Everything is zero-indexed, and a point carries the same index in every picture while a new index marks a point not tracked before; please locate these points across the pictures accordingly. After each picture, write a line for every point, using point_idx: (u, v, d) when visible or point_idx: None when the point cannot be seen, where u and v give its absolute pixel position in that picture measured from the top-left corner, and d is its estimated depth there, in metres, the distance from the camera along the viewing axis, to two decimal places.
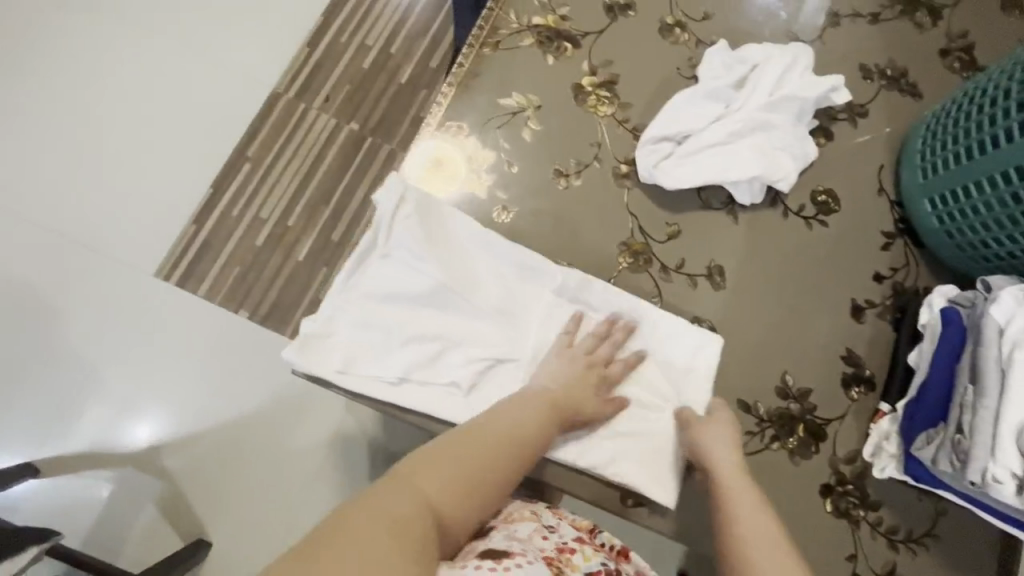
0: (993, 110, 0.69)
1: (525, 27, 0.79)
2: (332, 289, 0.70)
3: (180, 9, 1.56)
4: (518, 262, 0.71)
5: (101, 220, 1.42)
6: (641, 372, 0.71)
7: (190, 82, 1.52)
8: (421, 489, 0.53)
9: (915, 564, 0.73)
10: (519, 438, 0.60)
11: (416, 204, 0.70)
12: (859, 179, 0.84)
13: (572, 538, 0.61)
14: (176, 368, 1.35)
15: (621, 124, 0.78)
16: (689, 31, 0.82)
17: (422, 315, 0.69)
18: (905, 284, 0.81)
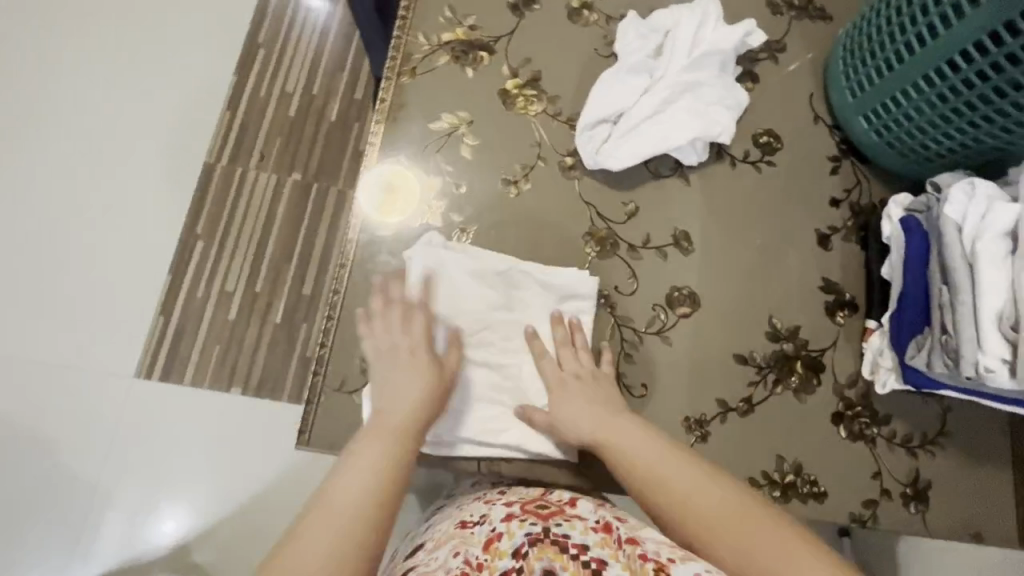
0: (901, 19, 0.71)
1: (437, 46, 0.79)
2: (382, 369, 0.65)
3: (90, 104, 1.51)
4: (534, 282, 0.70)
5: (65, 336, 1.38)
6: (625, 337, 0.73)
7: (120, 174, 1.48)
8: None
9: (935, 464, 0.75)
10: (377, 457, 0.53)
11: (450, 247, 0.70)
12: (794, 112, 0.86)
13: (500, 519, 0.56)
14: (183, 464, 1.32)
15: (554, 117, 0.78)
16: (596, 10, 0.82)
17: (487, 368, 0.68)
18: (861, 202, 0.83)
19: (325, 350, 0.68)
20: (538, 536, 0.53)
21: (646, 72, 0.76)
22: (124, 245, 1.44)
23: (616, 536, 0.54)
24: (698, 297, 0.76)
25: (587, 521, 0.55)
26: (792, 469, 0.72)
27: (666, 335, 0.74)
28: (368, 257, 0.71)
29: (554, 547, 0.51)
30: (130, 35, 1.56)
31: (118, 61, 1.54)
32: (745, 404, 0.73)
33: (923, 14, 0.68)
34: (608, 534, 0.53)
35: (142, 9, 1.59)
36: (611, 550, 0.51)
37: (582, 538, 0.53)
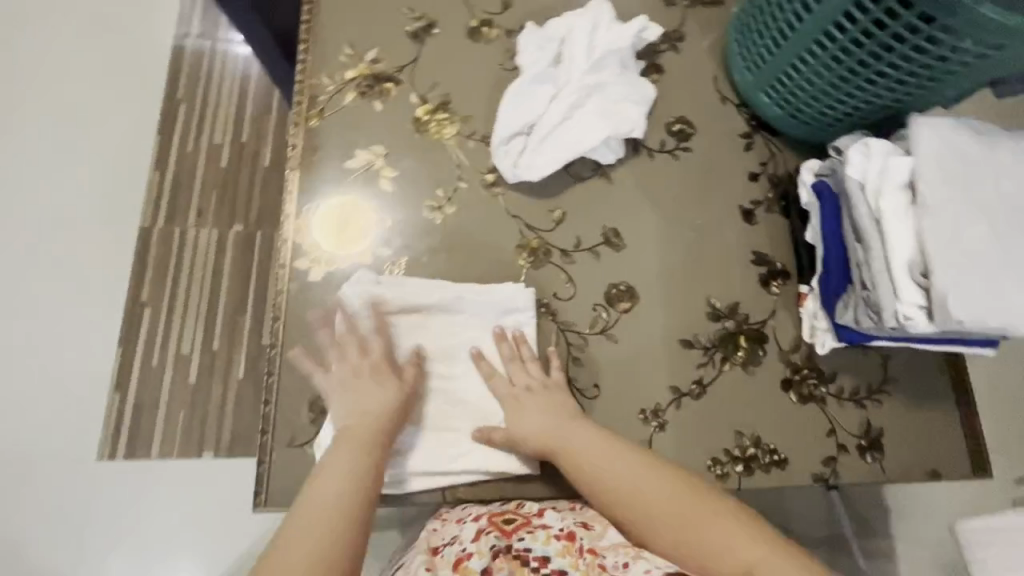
0: None
1: (342, 84, 0.79)
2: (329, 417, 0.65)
3: (10, 187, 1.46)
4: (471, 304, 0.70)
5: (17, 430, 1.32)
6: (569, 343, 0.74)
7: (52, 253, 1.43)
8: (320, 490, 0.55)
9: (885, 412, 0.78)
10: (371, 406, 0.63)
11: (380, 282, 0.69)
12: (702, 96, 0.88)
13: (470, 539, 0.61)
14: (161, 540, 1.27)
15: (470, 137, 0.79)
16: (496, 27, 0.84)
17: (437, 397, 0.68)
18: (778, 173, 0.86)
19: (270, 408, 0.66)
20: (504, 549, 0.60)
21: (551, 80, 0.77)
22: (66, 326, 1.38)
23: (578, 544, 0.61)
24: (636, 290, 0.78)
25: (551, 529, 0.62)
26: (752, 441, 0.74)
27: (610, 333, 0.75)
28: (302, 306, 0.70)
29: (517, 561, 0.60)
30: (41, 110, 1.52)
31: (33, 139, 1.49)
32: (697, 387, 0.75)
33: None
34: (569, 542, 0.61)
35: (50, 81, 1.54)
36: (570, 559, 0.59)
37: (543, 550, 0.60)
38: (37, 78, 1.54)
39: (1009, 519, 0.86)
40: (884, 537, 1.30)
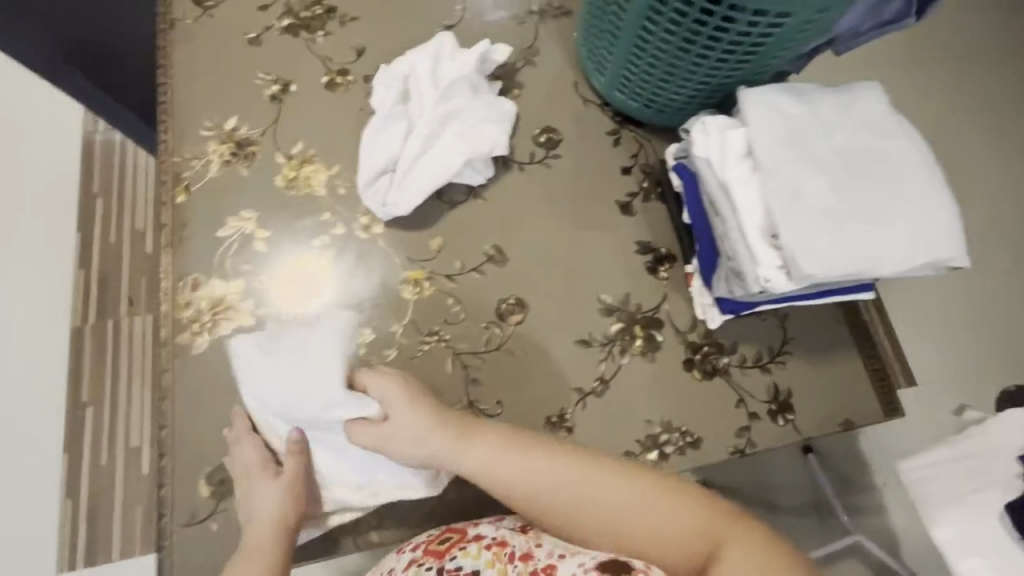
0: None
1: (206, 158, 0.80)
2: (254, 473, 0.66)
3: None
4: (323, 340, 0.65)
5: None
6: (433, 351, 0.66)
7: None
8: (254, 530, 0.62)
9: (790, 373, 0.79)
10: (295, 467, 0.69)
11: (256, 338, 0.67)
12: (564, 103, 0.91)
13: (403, 567, 0.60)
14: None
15: (340, 185, 0.81)
16: (352, 74, 0.87)
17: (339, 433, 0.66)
18: (650, 162, 0.89)
19: (166, 489, 0.65)
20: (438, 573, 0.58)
21: (403, 116, 0.78)
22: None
23: (510, 550, 0.59)
24: (525, 301, 0.79)
25: (483, 540, 0.60)
26: (663, 427, 0.75)
27: (506, 347, 0.76)
28: (188, 381, 0.69)
29: None
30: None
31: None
32: (600, 385, 0.76)
33: None
34: (500, 547, 0.59)
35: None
36: (501, 568, 0.57)
37: (474, 563, 0.58)
38: None
39: (936, 452, 0.86)
40: (861, 492, 1.30)
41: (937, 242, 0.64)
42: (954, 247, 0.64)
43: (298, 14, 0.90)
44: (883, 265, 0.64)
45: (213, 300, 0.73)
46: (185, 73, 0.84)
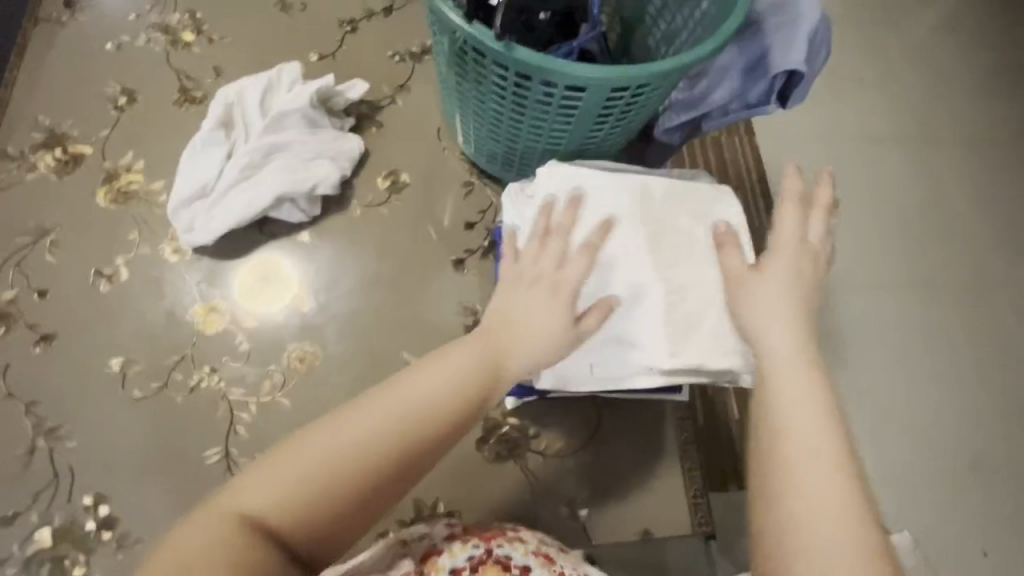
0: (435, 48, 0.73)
1: (29, 158, 0.78)
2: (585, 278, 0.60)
3: None
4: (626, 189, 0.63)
5: None
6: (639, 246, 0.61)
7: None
8: (318, 448, 0.41)
9: (592, 470, 0.73)
10: (407, 415, 0.43)
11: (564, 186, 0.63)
12: (422, 147, 0.87)
13: (442, 537, 0.52)
14: None
15: (156, 203, 0.78)
16: (204, 92, 0.86)
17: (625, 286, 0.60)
18: (496, 221, 0.84)
19: None
20: (482, 557, 0.50)
21: (222, 142, 0.76)
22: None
23: (556, 564, 0.52)
24: (320, 351, 0.74)
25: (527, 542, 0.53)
26: (432, 509, 0.70)
27: (283, 397, 0.71)
28: None
29: (498, 566, 0.50)
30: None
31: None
32: None
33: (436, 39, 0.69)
34: (549, 559, 0.52)
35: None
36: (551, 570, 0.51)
37: (524, 560, 0.51)
38: None
39: None
40: None
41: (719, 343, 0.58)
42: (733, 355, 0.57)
43: (169, 27, 0.89)
44: (700, 326, 0.59)
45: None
46: (37, 74, 0.83)
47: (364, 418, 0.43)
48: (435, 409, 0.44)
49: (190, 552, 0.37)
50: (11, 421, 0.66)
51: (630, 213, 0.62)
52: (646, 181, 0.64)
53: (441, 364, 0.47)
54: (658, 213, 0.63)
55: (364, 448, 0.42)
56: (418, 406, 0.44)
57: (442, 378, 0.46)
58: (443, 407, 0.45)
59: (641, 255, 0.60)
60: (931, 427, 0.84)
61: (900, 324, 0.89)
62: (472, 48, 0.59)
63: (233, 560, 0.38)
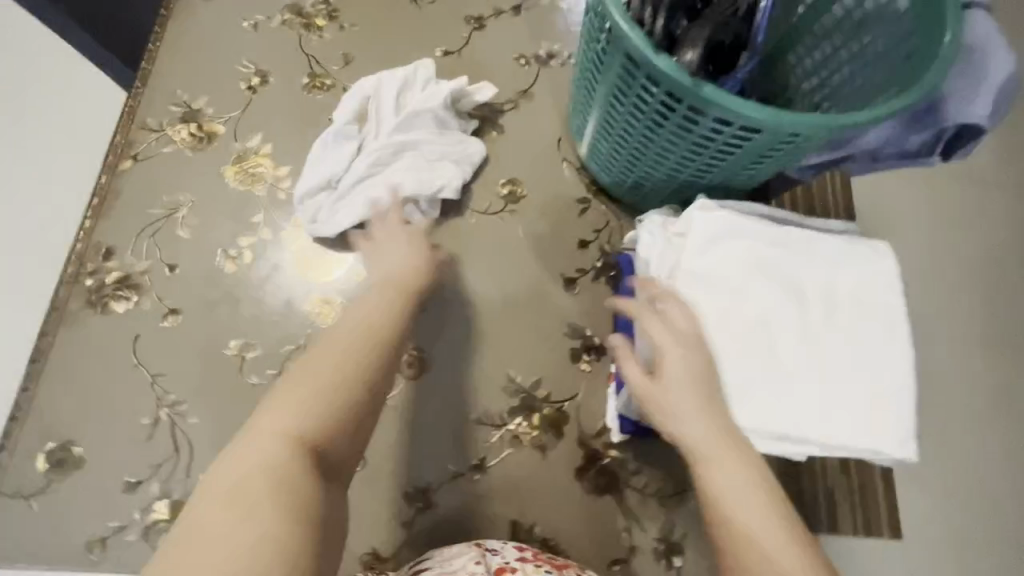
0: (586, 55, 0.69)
1: (165, 131, 0.80)
2: (728, 332, 0.57)
3: None
4: (780, 241, 0.59)
5: None
6: (789, 305, 0.58)
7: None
8: (310, 375, 0.44)
9: (693, 515, 0.70)
10: (355, 335, 0.48)
11: (718, 227, 0.59)
12: (541, 157, 0.85)
13: (515, 557, 0.55)
14: None
15: (281, 189, 0.79)
16: (333, 80, 0.86)
17: (772, 347, 0.57)
18: (611, 243, 0.81)
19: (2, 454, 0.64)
20: None
21: (354, 137, 0.76)
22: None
23: None
24: (428, 356, 0.74)
25: None
26: (527, 532, 0.69)
27: (390, 400, 0.72)
28: (65, 349, 0.69)
29: None
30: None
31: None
32: (480, 467, 0.71)
33: (592, 51, 0.66)
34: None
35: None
36: None
37: None
38: None
39: None
40: None
41: (886, 413, 0.55)
42: (901, 434, 0.55)
43: (302, 10, 0.89)
44: (841, 401, 0.56)
45: (120, 276, 0.73)
46: (175, 46, 0.85)
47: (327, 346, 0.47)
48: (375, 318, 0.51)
49: (242, 476, 0.37)
50: (137, 390, 0.68)
51: (783, 269, 0.59)
52: (803, 236, 0.60)
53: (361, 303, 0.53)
54: (810, 270, 0.59)
55: (342, 374, 0.45)
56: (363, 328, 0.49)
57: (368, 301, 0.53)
58: (380, 315, 0.52)
59: (789, 315, 0.57)
60: (1007, 503, 0.86)
61: (990, 401, 0.89)
62: (644, 75, 0.56)
63: (274, 478, 0.38)
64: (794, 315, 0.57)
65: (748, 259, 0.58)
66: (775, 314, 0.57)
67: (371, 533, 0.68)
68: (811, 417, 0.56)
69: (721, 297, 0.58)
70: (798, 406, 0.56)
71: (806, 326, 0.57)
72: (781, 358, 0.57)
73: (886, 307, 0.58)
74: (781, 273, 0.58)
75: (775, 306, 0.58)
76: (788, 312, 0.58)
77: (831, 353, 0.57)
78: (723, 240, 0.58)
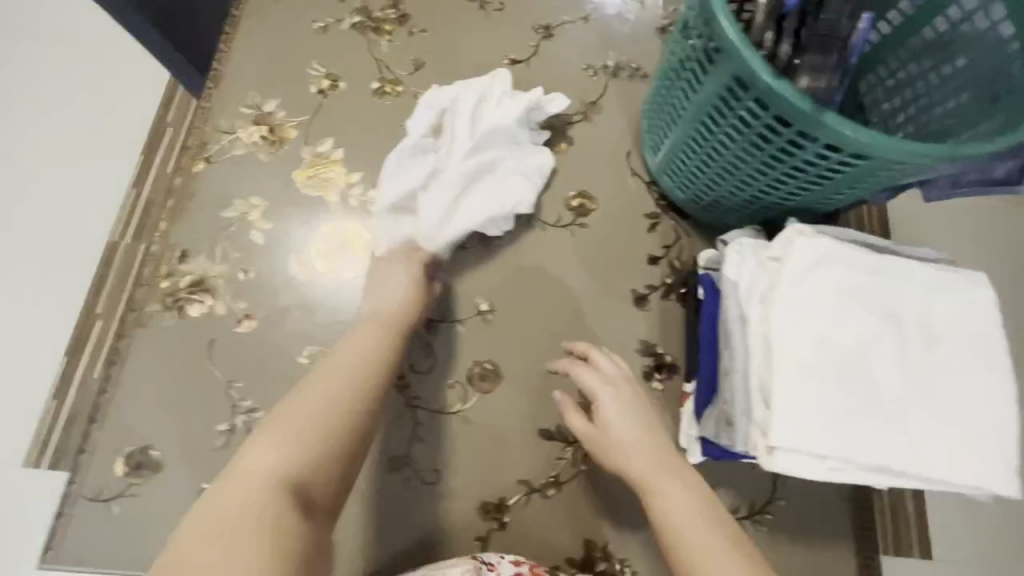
0: (676, 71, 0.69)
1: (237, 133, 0.79)
2: (828, 359, 0.56)
3: None
4: (878, 269, 0.58)
5: None
6: (888, 335, 0.57)
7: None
8: (289, 420, 0.49)
9: (766, 538, 0.70)
10: (341, 381, 0.54)
11: (818, 253, 0.58)
12: (611, 170, 0.84)
13: None
14: None
15: (354, 195, 0.78)
16: (403, 86, 0.85)
17: (873, 377, 0.56)
18: (681, 260, 0.81)
19: (83, 456, 0.64)
20: None
21: (431, 154, 0.75)
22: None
23: None
24: (500, 369, 0.74)
25: None
26: (601, 550, 0.69)
27: (464, 413, 0.72)
28: (143, 351, 0.69)
29: None
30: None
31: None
32: (553, 483, 0.71)
33: (687, 68, 0.65)
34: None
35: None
36: None
37: None
38: None
39: None
40: None
41: (987, 448, 0.54)
42: (1005, 470, 0.54)
43: (372, 13, 0.88)
44: (942, 435, 0.55)
45: (195, 279, 0.72)
46: (246, 47, 0.84)
47: (314, 395, 0.52)
48: (373, 357, 0.58)
49: (225, 511, 0.41)
50: (215, 396, 0.68)
51: (882, 298, 0.58)
52: (902, 264, 0.59)
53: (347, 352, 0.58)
54: (909, 300, 0.58)
55: (326, 414, 0.51)
56: (347, 375, 0.55)
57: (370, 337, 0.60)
58: (373, 356, 0.58)
59: (889, 345, 0.56)
60: None
61: None
62: (751, 99, 0.56)
63: (259, 505, 0.42)
64: (894, 345, 0.57)
65: (847, 286, 0.58)
66: (874, 343, 0.56)
67: (444, 544, 0.68)
68: (914, 451, 0.54)
69: (821, 327, 0.57)
70: (900, 440, 0.54)
71: (906, 357, 0.57)
72: (881, 388, 0.56)
73: (986, 340, 0.57)
74: (881, 301, 0.58)
75: (875, 337, 0.57)
76: (887, 342, 0.57)
77: (931, 385, 0.56)
78: (822, 266, 0.58)
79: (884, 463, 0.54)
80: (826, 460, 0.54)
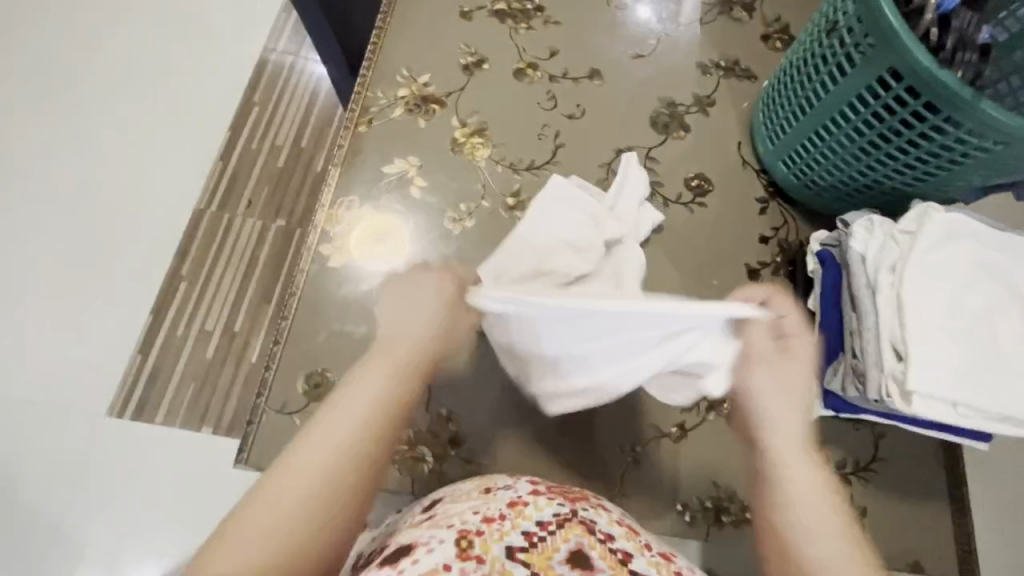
0: (810, 67, 0.77)
1: (394, 100, 0.88)
2: (955, 319, 0.64)
3: (76, 149, 1.55)
4: (998, 245, 0.67)
5: (24, 381, 1.35)
6: (1008, 303, 0.65)
7: (85, 211, 1.49)
8: (270, 494, 0.47)
9: (870, 492, 0.76)
10: (331, 453, 0.50)
11: (946, 228, 0.66)
12: (725, 157, 0.93)
13: (527, 491, 0.57)
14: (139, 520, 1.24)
15: (499, 162, 0.87)
16: (540, 69, 0.93)
17: (996, 337, 0.63)
18: (789, 240, 0.88)
19: (271, 373, 0.72)
20: (567, 516, 0.54)
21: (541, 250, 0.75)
22: (94, 279, 1.44)
23: (642, 540, 0.55)
24: None
25: (614, 513, 0.57)
26: (725, 494, 0.75)
27: None
28: (318, 285, 0.76)
29: (582, 527, 0.54)
30: (93, 78, 1.62)
31: (95, 107, 1.59)
32: (678, 430, 0.77)
33: (824, 64, 0.74)
34: (632, 532, 0.56)
35: (120, 57, 1.65)
36: (636, 543, 0.54)
37: (611, 528, 0.55)
38: (116, 61, 1.64)
39: None
40: None
41: None
42: None
43: (511, 3, 0.97)
44: None
45: (361, 225, 0.80)
46: (400, 25, 0.93)
47: (302, 459, 0.49)
48: (377, 407, 0.53)
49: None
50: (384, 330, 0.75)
51: (1000, 270, 0.66)
52: (1018, 242, 0.67)
53: (350, 395, 0.54)
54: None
55: (313, 490, 0.48)
56: (342, 433, 0.51)
57: (372, 382, 0.55)
58: (378, 402, 0.54)
59: (1009, 311, 0.64)
60: None
61: None
62: (902, 88, 0.64)
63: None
64: (1013, 311, 0.64)
65: (970, 258, 0.66)
66: (996, 309, 0.64)
67: (580, 476, 0.75)
68: None
69: (953, 291, 0.65)
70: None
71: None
72: (1005, 347, 0.63)
73: None
74: (1000, 274, 0.66)
75: (994, 304, 0.65)
76: (1007, 308, 0.64)
77: None
78: (948, 238, 0.66)
79: (1008, 413, 0.61)
80: (955, 405, 0.62)
